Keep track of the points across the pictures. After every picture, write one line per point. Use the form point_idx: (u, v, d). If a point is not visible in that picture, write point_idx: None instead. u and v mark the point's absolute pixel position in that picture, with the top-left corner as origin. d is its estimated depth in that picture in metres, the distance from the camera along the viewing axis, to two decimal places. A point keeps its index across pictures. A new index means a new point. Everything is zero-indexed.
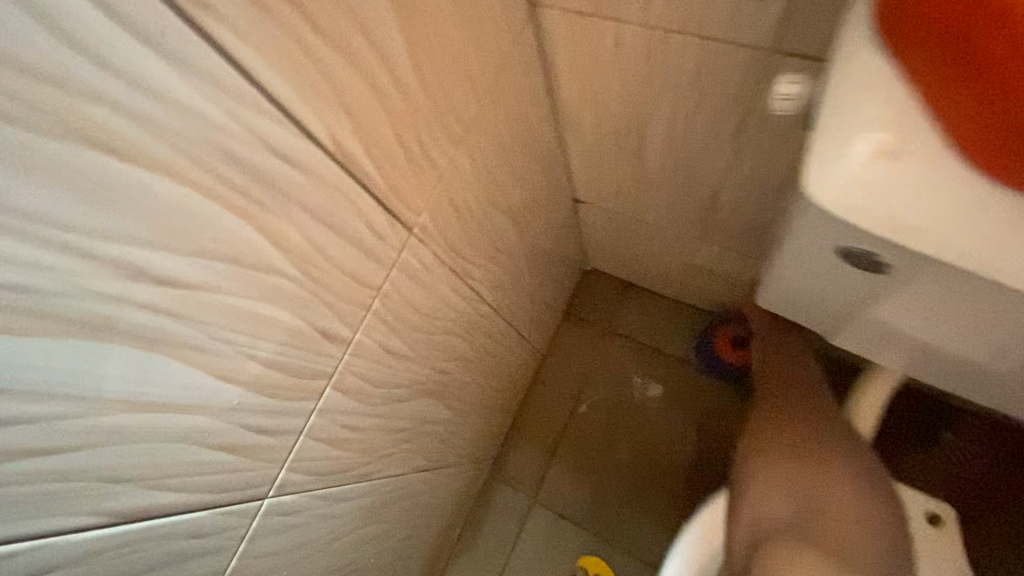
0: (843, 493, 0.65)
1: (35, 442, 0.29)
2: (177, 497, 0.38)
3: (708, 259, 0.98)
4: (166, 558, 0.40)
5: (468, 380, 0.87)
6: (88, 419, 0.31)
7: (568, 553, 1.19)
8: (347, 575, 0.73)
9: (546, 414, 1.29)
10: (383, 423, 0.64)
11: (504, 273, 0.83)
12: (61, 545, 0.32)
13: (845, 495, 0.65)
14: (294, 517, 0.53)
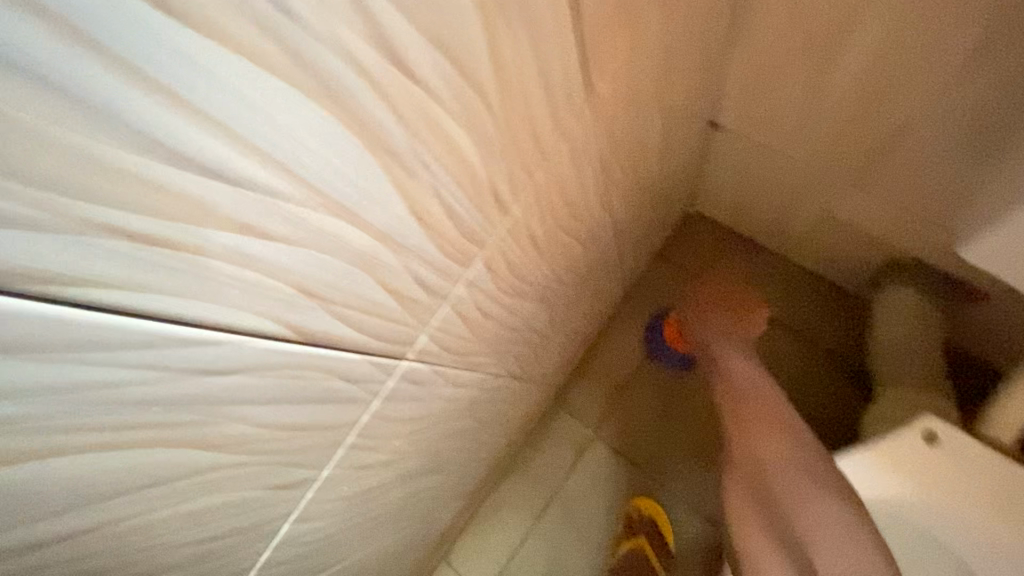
0: (797, 486, 0.68)
1: (255, 221, 0.25)
2: (345, 333, 0.35)
3: (851, 209, 0.88)
4: (322, 399, 0.37)
5: (570, 297, 0.82)
6: (302, 214, 0.27)
7: (627, 490, 1.19)
8: (436, 463, 0.73)
9: (621, 352, 1.25)
10: (503, 317, 0.61)
11: (633, 188, 0.76)
12: (244, 353, 0.29)
13: (772, 475, 0.70)
14: (416, 390, 0.51)
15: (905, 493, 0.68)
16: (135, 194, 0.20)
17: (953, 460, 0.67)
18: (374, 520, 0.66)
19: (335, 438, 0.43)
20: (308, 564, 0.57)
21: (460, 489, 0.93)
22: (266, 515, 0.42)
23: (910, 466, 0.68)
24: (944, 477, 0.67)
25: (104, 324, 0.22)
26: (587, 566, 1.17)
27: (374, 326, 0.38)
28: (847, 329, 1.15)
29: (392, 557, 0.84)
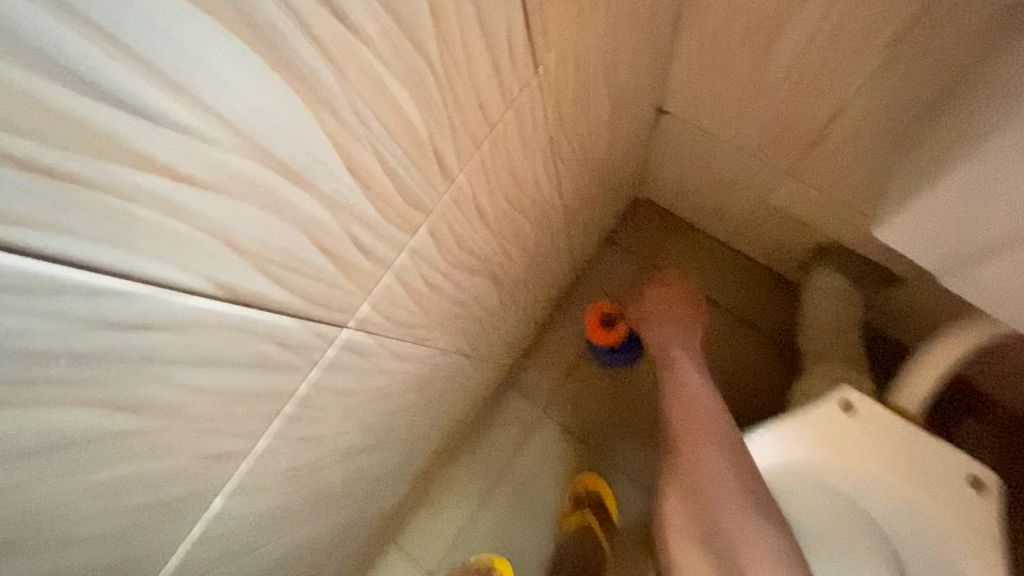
0: (733, 511, 0.72)
1: (180, 162, 0.24)
2: (280, 294, 0.34)
3: (785, 196, 0.93)
4: (255, 364, 0.36)
5: (520, 276, 0.83)
6: (230, 159, 0.26)
7: (573, 466, 1.23)
8: (380, 442, 0.72)
9: (570, 333, 1.29)
10: (450, 292, 0.61)
11: (583, 169, 0.78)
12: (165, 306, 0.27)
13: (713, 502, 0.72)
14: (359, 362, 0.50)
15: (815, 456, 0.73)
16: (47, 121, 0.19)
17: (858, 429, 0.72)
18: (315, 499, 0.64)
19: (273, 407, 0.42)
20: (241, 544, 0.55)
21: (405, 469, 0.93)
22: (199, 485, 0.40)
23: (819, 435, 0.73)
24: (850, 444, 0.72)
25: (19, 270, 0.21)
26: (534, 542, 1.20)
27: (314, 290, 0.37)
28: (780, 312, 1.22)
29: (334, 539, 0.83)
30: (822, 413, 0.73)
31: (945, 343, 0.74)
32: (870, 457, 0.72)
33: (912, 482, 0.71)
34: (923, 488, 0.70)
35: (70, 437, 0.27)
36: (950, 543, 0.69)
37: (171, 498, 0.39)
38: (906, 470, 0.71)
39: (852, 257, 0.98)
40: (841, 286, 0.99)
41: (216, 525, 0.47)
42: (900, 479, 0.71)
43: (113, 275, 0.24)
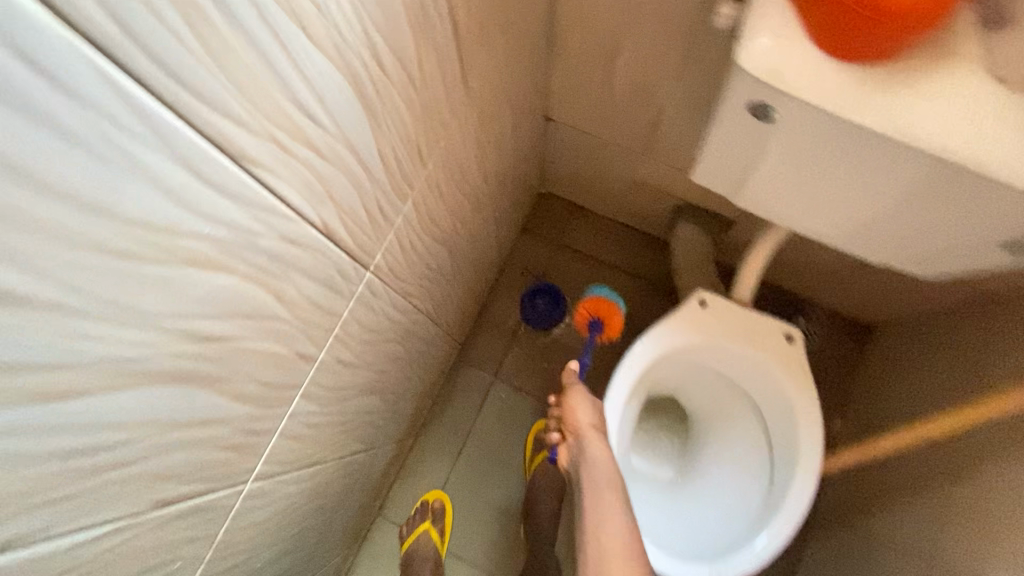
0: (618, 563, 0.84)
1: (324, 164, 0.46)
2: (343, 239, 0.56)
3: (646, 171, 1.27)
4: (331, 287, 0.58)
5: (462, 249, 1.09)
6: (341, 161, 0.49)
7: (524, 413, 1.50)
8: (382, 384, 0.94)
9: (506, 307, 1.57)
10: (423, 254, 0.84)
11: (499, 162, 1.05)
12: (305, 246, 0.49)
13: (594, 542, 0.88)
14: (375, 301, 0.73)
15: (682, 340, 1.05)
16: (290, 152, 0.42)
17: (705, 317, 1.05)
18: (344, 427, 0.85)
19: (333, 325, 0.63)
20: (304, 458, 0.74)
21: (392, 424, 1.14)
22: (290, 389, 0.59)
23: (682, 327, 1.05)
24: (703, 328, 1.04)
25: (270, 226, 0.43)
26: (504, 480, 1.45)
27: (356, 237, 0.59)
28: (662, 263, 1.57)
29: (349, 481, 1.02)
30: (682, 310, 1.06)
31: (754, 248, 1.08)
32: (716, 335, 1.04)
33: (746, 344, 1.03)
34: (755, 346, 1.03)
35: (260, 330, 0.48)
36: (779, 380, 1.01)
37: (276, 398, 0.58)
38: (742, 336, 1.03)
39: (697, 209, 1.35)
40: (694, 231, 1.35)
41: (297, 430, 0.67)
42: (738, 343, 1.03)
43: (281, 210, 0.43)
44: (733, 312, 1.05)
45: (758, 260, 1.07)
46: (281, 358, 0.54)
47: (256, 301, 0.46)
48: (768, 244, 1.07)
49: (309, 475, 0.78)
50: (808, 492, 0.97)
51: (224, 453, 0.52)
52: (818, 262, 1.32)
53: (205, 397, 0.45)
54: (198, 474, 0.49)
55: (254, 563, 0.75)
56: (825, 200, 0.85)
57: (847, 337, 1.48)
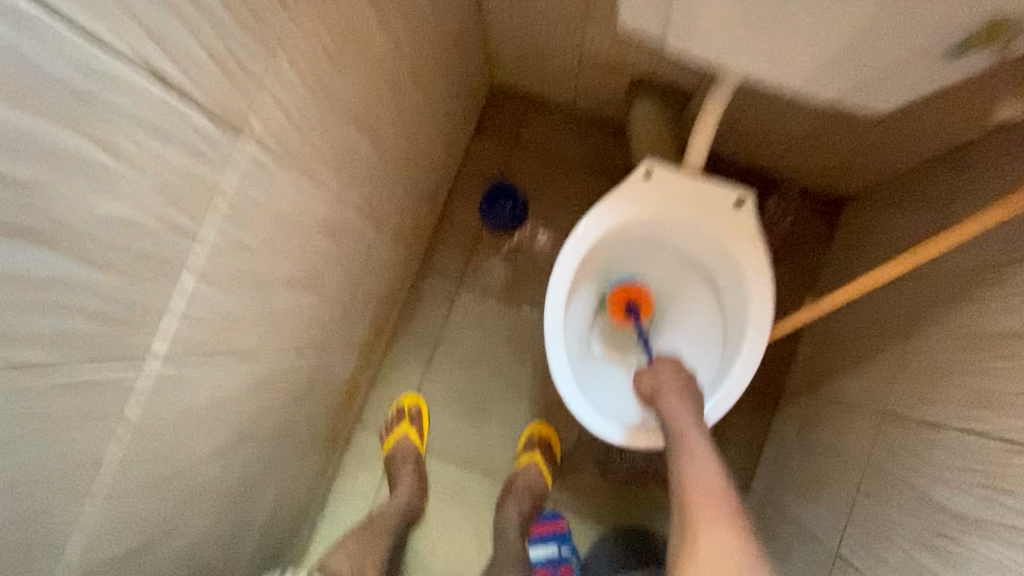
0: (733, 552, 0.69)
1: None
2: (184, 86, 0.52)
3: (590, 34, 1.17)
4: (181, 144, 0.55)
5: (391, 138, 1.03)
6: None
7: (492, 314, 1.49)
8: (312, 278, 0.92)
9: (466, 210, 1.52)
10: (327, 129, 0.79)
11: (414, 36, 0.98)
12: (128, 88, 0.47)
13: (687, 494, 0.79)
14: (266, 179, 0.69)
15: (628, 216, 1.01)
16: None
17: (653, 188, 1.01)
18: (273, 320, 0.84)
19: (209, 193, 0.60)
20: (224, 345, 0.73)
21: (343, 325, 1.13)
22: (167, 255, 0.58)
23: (629, 200, 1.01)
24: (650, 199, 1.01)
25: (62, 57, 0.41)
26: (476, 380, 1.48)
27: (204, 85, 0.55)
28: (623, 152, 1.50)
29: (302, 379, 1.04)
30: (627, 183, 1.01)
31: (707, 106, 1.03)
32: (664, 205, 1.01)
33: (693, 212, 1.00)
34: (702, 214, 1.00)
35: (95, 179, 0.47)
36: (729, 246, 0.99)
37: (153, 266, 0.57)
38: (690, 205, 1.00)
39: (652, 79, 1.26)
40: (650, 104, 1.27)
41: (201, 312, 0.66)
42: (685, 213, 1.00)
43: (61, 24, 0.40)
44: (680, 180, 1.01)
45: (711, 117, 1.03)
46: (127, 215, 0.51)
47: (74, 144, 0.44)
48: (720, 98, 1.01)
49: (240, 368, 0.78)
50: (755, 354, 0.97)
51: (90, 312, 0.51)
52: (779, 133, 1.24)
53: (35, 245, 0.44)
54: (53, 330, 0.48)
55: (200, 455, 0.76)
56: (761, 16, 0.77)
57: (820, 214, 1.42)
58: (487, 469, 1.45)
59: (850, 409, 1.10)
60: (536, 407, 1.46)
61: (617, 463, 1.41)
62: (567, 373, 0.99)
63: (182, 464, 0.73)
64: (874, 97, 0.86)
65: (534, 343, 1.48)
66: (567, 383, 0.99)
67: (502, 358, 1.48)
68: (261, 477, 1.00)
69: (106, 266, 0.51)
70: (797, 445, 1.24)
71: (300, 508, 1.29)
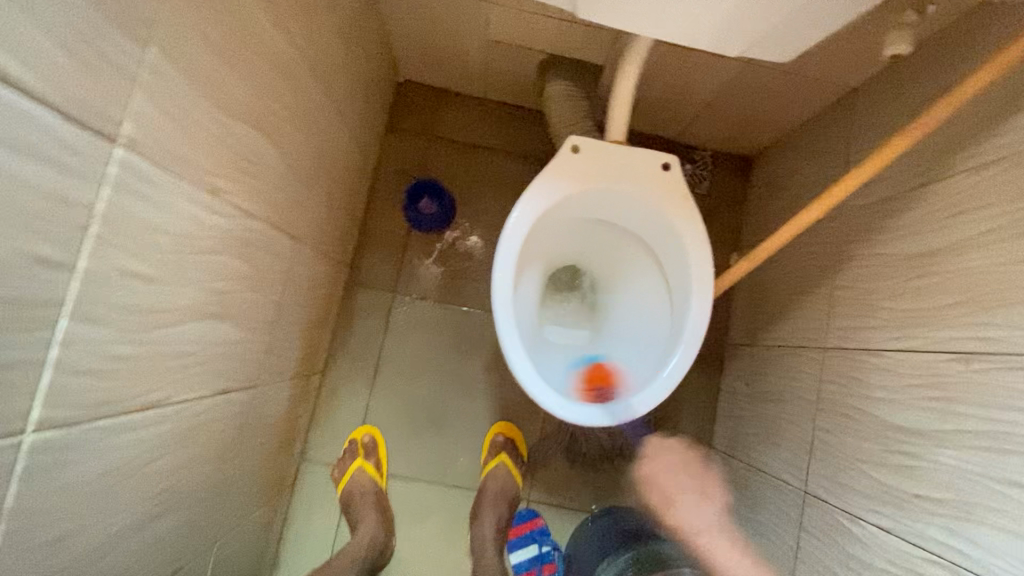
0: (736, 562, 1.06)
1: None
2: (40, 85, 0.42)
3: (497, 18, 1.14)
4: (45, 159, 0.44)
5: (300, 142, 0.93)
6: None
7: (435, 319, 1.42)
8: (229, 306, 0.80)
9: (389, 215, 1.43)
10: (225, 135, 0.69)
11: (313, 27, 0.89)
12: None
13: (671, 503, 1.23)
14: (152, 193, 0.58)
15: (564, 192, 0.98)
16: None
17: (584, 161, 0.99)
18: (189, 358, 0.72)
19: (86, 218, 0.50)
20: (131, 398, 0.62)
21: (273, 354, 1.01)
22: (46, 296, 0.47)
23: (563, 176, 0.98)
24: (583, 173, 0.99)
25: None
26: (429, 390, 1.40)
27: (68, 89, 0.45)
28: (544, 137, 1.48)
29: (234, 423, 0.91)
30: (558, 159, 0.99)
31: (621, 77, 1.03)
32: (598, 177, 0.99)
33: (626, 182, 1.00)
34: (635, 182, 1.00)
35: None
36: (664, 211, 1.00)
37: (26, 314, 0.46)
38: (622, 175, 1.00)
39: (563, 59, 1.25)
40: (564, 84, 1.25)
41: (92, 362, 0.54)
42: (618, 183, 1.00)
43: None
44: (609, 151, 1.00)
45: (628, 84, 1.02)
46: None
47: None
48: (634, 67, 1.01)
49: (146, 421, 0.66)
50: (704, 310, 0.98)
51: None
52: (690, 100, 1.27)
53: None
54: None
55: (111, 531, 0.64)
56: None
57: (733, 174, 1.48)
58: (453, 482, 1.37)
59: (792, 353, 1.15)
60: (494, 408, 1.41)
61: (584, 448, 1.39)
62: (524, 361, 0.95)
63: (89, 546, 0.60)
64: (780, 49, 0.90)
65: (483, 342, 1.42)
66: (526, 373, 0.95)
67: (453, 363, 1.41)
68: (195, 541, 0.86)
69: None
70: (749, 396, 1.28)
71: (250, 566, 1.14)
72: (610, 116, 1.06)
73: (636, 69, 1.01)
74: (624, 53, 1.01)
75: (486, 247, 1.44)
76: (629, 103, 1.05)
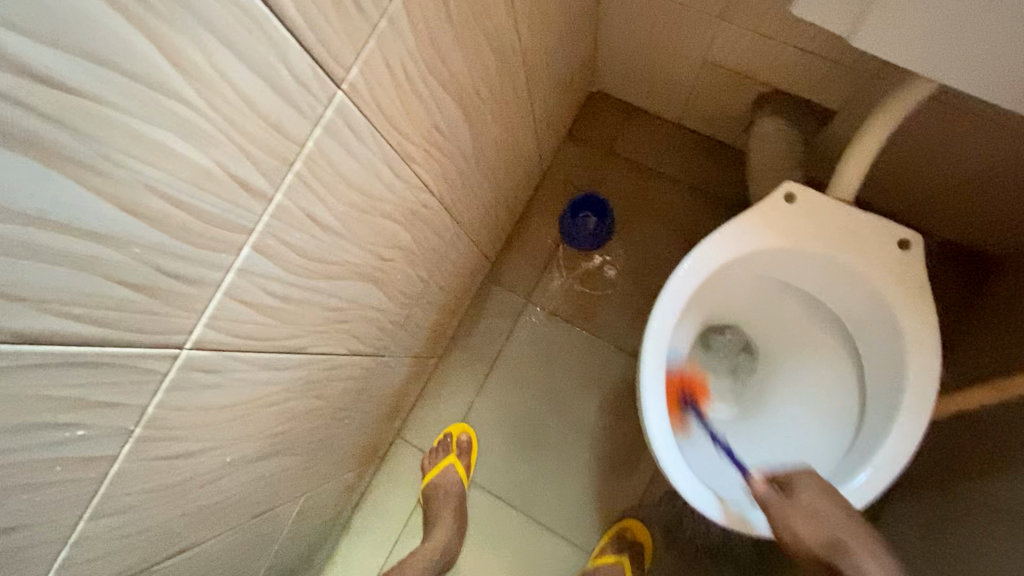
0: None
1: None
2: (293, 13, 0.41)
3: (724, 40, 1.02)
4: (276, 88, 0.43)
5: (490, 127, 0.90)
6: None
7: (561, 340, 1.33)
8: (384, 275, 0.79)
9: (545, 222, 1.37)
10: (430, 107, 0.67)
11: (536, 13, 0.85)
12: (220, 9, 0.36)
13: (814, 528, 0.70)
14: (354, 145, 0.56)
15: (761, 244, 0.83)
16: None
17: (797, 216, 0.83)
18: (337, 316, 0.72)
19: (296, 158, 0.49)
20: (280, 339, 0.62)
21: (405, 331, 1.01)
22: (240, 226, 0.47)
23: (767, 227, 0.83)
24: (793, 228, 0.83)
25: None
26: (535, 411, 1.31)
27: (316, 21, 0.44)
28: (732, 177, 1.33)
29: (353, 388, 0.91)
30: (764, 204, 0.84)
31: (869, 126, 0.84)
32: (809, 237, 0.83)
33: (844, 252, 0.82)
34: (856, 254, 0.82)
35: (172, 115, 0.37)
36: (886, 298, 0.81)
37: (221, 238, 0.46)
38: (841, 242, 0.82)
39: (788, 97, 1.09)
40: (781, 122, 1.08)
41: (261, 297, 0.54)
42: (833, 250, 0.82)
43: None
44: (831, 211, 0.83)
45: (878, 136, 0.84)
46: (169, 148, 0.38)
47: (152, 66, 0.34)
48: (895, 116, 0.82)
49: (289, 362, 0.66)
50: (912, 434, 0.77)
51: (140, 284, 0.41)
52: (939, 168, 1.03)
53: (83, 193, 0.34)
54: (43, 286, 0.35)
55: (226, 460, 0.64)
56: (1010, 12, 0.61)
57: (963, 273, 1.18)
58: (533, 514, 1.27)
59: (999, 517, 0.87)
60: (597, 452, 1.28)
61: (686, 532, 1.22)
62: (664, 429, 0.81)
63: (208, 468, 0.62)
64: None
65: (605, 378, 1.31)
66: (664, 444, 0.81)
67: (567, 392, 1.31)
68: (290, 488, 0.87)
69: (170, 227, 0.41)
70: (917, 553, 1.00)
71: (324, 523, 1.16)
72: (839, 169, 0.88)
73: (896, 121, 0.83)
74: (883, 100, 0.83)
75: (635, 279, 1.32)
76: (872, 158, 0.86)
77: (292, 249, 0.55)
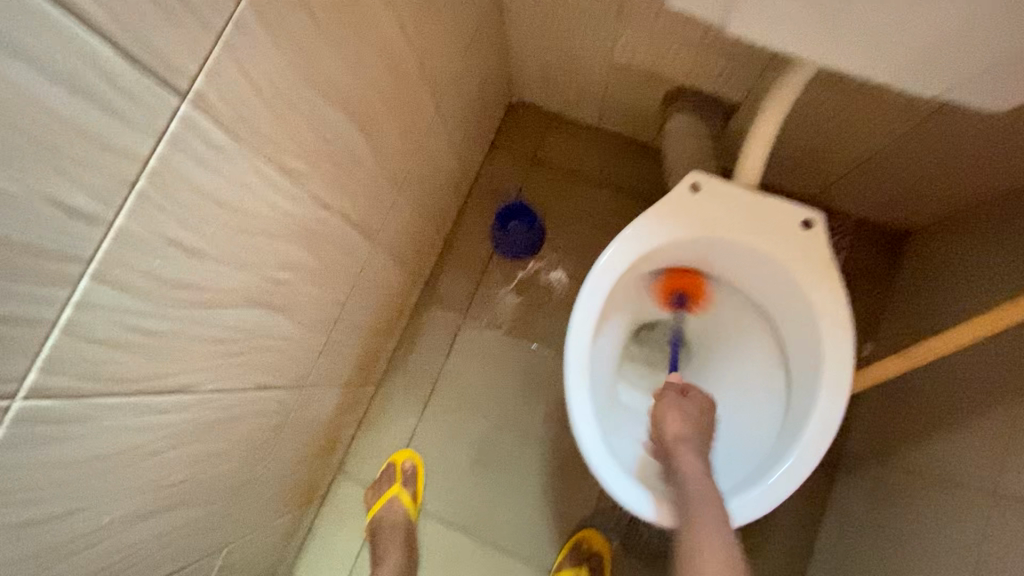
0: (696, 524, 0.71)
1: None
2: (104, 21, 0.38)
3: (625, 42, 1.04)
4: (98, 103, 0.40)
5: (394, 139, 0.88)
6: None
7: (503, 352, 1.30)
8: (285, 300, 0.74)
9: (475, 234, 1.35)
10: (311, 119, 0.64)
11: (427, 23, 0.83)
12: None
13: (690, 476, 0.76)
14: (215, 161, 0.52)
15: (672, 237, 0.83)
16: None
17: (704, 205, 0.84)
18: (229, 349, 0.66)
19: (138, 176, 0.45)
20: (158, 380, 0.57)
21: (326, 358, 0.95)
22: (73, 256, 0.42)
23: (675, 219, 0.83)
24: (702, 218, 0.83)
25: None
26: (481, 428, 1.27)
27: (137, 29, 0.40)
28: (654, 176, 1.35)
29: (270, 424, 0.85)
30: (670, 195, 0.84)
31: (764, 112, 0.86)
32: (717, 225, 0.83)
33: (752, 236, 0.83)
34: (763, 237, 0.83)
35: None
36: (796, 278, 0.82)
37: (45, 270, 0.41)
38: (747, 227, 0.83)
39: (693, 93, 1.11)
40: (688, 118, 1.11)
41: (120, 335, 0.50)
42: (741, 235, 0.83)
43: None
44: (736, 198, 0.84)
45: (772, 120, 0.86)
46: None
47: None
48: (784, 100, 0.84)
49: (175, 405, 0.61)
50: (834, 411, 0.77)
51: None
52: (840, 150, 1.07)
53: None
54: None
55: (105, 520, 0.58)
56: None
57: (879, 248, 1.23)
58: (487, 536, 1.22)
59: (942, 492, 0.89)
60: (548, 463, 1.25)
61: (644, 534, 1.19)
62: (593, 433, 0.79)
63: (80, 531, 0.55)
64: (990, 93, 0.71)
65: (550, 387, 1.28)
66: (595, 448, 0.79)
67: (513, 405, 1.28)
68: (203, 542, 0.80)
69: None
70: (864, 530, 1.01)
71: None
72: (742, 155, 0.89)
73: (787, 105, 0.85)
74: (773, 86, 0.86)
75: (570, 283, 1.32)
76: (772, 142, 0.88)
77: (151, 279, 0.51)
